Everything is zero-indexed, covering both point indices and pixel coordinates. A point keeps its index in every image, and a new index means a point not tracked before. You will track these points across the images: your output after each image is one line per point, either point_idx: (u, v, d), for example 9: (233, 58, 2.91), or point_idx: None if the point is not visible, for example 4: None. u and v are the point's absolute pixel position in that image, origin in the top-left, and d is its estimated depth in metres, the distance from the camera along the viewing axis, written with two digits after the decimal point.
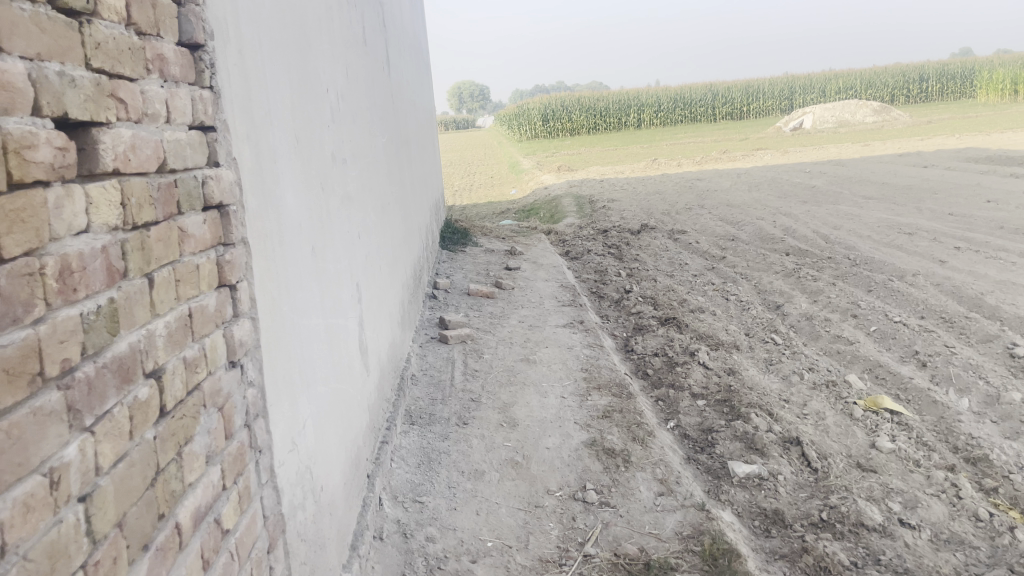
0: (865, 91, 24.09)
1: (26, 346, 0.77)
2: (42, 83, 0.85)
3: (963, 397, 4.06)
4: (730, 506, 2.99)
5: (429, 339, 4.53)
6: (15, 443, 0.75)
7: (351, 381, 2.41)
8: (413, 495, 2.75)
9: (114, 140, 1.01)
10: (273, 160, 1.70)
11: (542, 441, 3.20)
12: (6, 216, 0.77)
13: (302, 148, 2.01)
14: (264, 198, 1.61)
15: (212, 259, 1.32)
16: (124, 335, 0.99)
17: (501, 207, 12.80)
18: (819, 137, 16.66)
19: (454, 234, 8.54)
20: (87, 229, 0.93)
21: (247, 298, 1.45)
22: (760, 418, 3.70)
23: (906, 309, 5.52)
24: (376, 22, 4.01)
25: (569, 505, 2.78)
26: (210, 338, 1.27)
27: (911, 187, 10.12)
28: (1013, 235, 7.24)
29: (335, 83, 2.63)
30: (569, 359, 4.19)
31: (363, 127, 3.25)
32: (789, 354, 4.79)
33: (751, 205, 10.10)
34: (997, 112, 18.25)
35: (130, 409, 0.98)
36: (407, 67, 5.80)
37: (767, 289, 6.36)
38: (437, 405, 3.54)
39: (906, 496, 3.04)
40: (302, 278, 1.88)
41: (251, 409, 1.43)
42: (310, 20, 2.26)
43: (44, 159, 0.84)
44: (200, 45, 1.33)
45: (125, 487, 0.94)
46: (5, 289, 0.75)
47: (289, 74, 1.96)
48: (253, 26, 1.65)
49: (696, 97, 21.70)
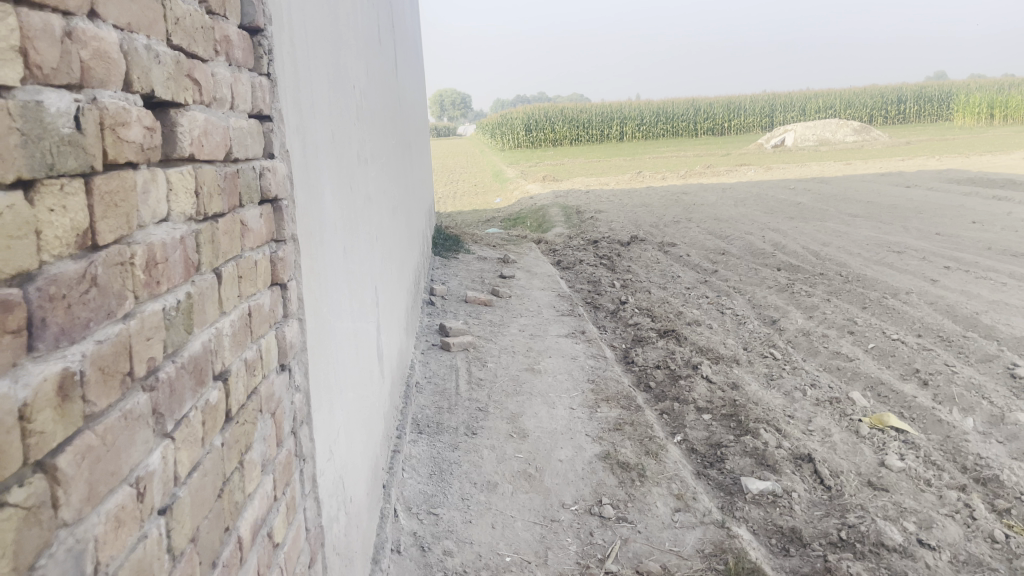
0: (844, 110, 24.34)
1: (119, 343, 0.70)
2: (132, 56, 0.78)
3: (968, 417, 4.04)
4: (745, 523, 2.94)
5: (430, 346, 4.45)
6: (109, 449, 0.67)
7: (371, 388, 2.32)
8: (428, 506, 2.67)
9: (190, 123, 0.94)
10: (315, 155, 1.63)
11: (554, 453, 3.14)
12: (102, 197, 0.69)
13: (336, 145, 1.93)
14: (309, 194, 1.53)
15: (267, 254, 1.24)
16: (197, 334, 0.91)
17: (487, 214, 12.72)
18: (802, 154, 16.77)
19: (445, 240, 8.45)
20: (167, 218, 0.86)
21: (296, 299, 1.38)
22: (769, 433, 3.65)
23: (902, 327, 5.50)
24: (388, 22, 3.93)
25: (585, 520, 2.71)
26: (265, 339, 1.20)
27: (897, 206, 10.18)
28: (1001, 256, 7.28)
29: (359, 81, 2.55)
30: (575, 369, 4.13)
31: (379, 127, 3.17)
32: (789, 369, 4.76)
33: (739, 220, 10.10)
34: (975, 135, 18.49)
35: (203, 413, 0.91)
36: (409, 69, 5.70)
37: (761, 303, 6.34)
38: (444, 414, 3.46)
39: (920, 516, 3.00)
40: (336, 279, 1.81)
41: (298, 415, 1.35)
42: (341, 13, 2.19)
43: (134, 139, 0.77)
44: (260, 29, 1.26)
45: (199, 498, 0.87)
46: (102, 279, 0.68)
47: (327, 68, 1.88)
48: (302, 17, 1.58)
49: (679, 111, 21.80)
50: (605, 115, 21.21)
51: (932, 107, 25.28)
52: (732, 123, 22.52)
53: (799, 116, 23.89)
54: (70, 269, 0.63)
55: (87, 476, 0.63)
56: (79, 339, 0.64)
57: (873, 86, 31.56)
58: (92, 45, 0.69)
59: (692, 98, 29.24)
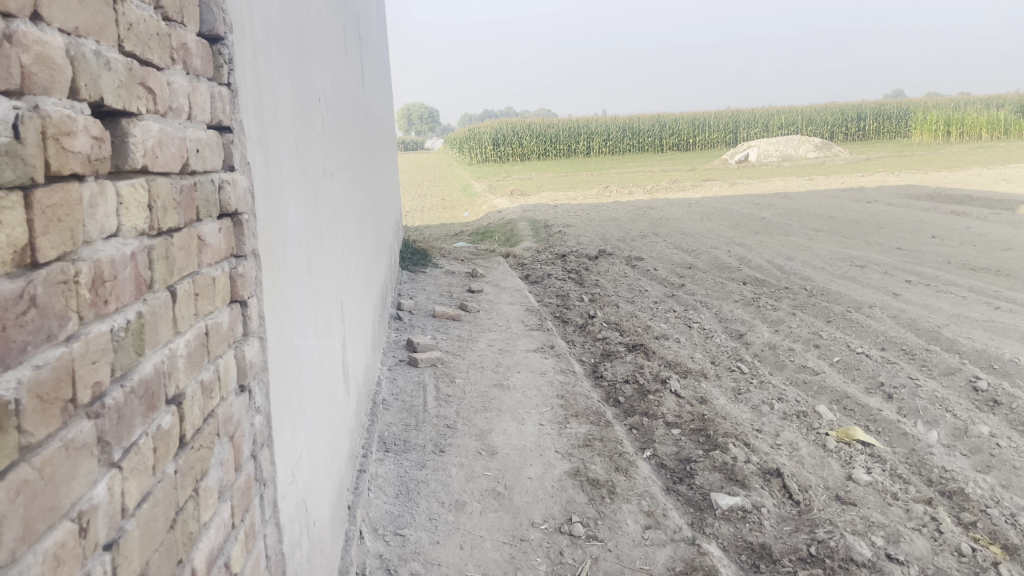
0: (806, 126, 24.76)
1: (60, 367, 0.66)
2: (79, 62, 0.74)
3: (932, 429, 4.07)
4: (715, 539, 2.92)
5: (398, 362, 4.38)
6: (47, 483, 0.62)
7: (337, 406, 2.25)
8: (394, 527, 2.60)
9: (143, 133, 0.90)
10: (278, 168, 1.57)
11: (524, 471, 3.09)
12: (43, 211, 0.65)
13: (300, 158, 1.88)
14: (272, 210, 1.47)
15: (226, 271, 1.19)
16: (148, 356, 0.87)
17: (455, 229, 12.66)
18: (765, 170, 16.98)
19: (413, 255, 8.37)
20: (116, 233, 0.82)
21: (257, 316, 1.32)
22: (738, 448, 3.65)
23: (866, 340, 5.55)
24: (355, 36, 3.89)
25: (555, 539, 2.67)
26: (223, 360, 1.15)
27: (859, 221, 10.32)
28: (961, 270, 7.40)
29: (325, 93, 2.51)
30: (544, 385, 4.11)
31: (345, 140, 3.12)
32: (757, 384, 4.78)
33: (705, 235, 10.18)
34: (933, 151, 18.88)
35: (154, 439, 0.86)
36: (376, 83, 5.62)
37: (728, 317, 6.37)
38: (411, 432, 3.38)
39: (887, 530, 3.01)
40: (302, 295, 1.75)
41: (258, 437, 1.30)
42: (306, 22, 2.15)
43: (81, 150, 0.73)
44: (220, 37, 1.21)
45: (149, 531, 0.83)
46: (42, 299, 0.63)
47: (291, 78, 1.84)
48: (264, 27, 1.53)
49: (645, 127, 22.00)
50: (572, 132, 21.32)
51: (891, 123, 25.72)
52: (696, 139, 22.79)
53: (762, 132, 24.22)
54: (6, 288, 0.59)
55: (23, 513, 0.58)
56: (13, 365, 0.59)
57: (835, 103, 32.02)
58: (35, 48, 0.65)
59: (657, 114, 29.47)
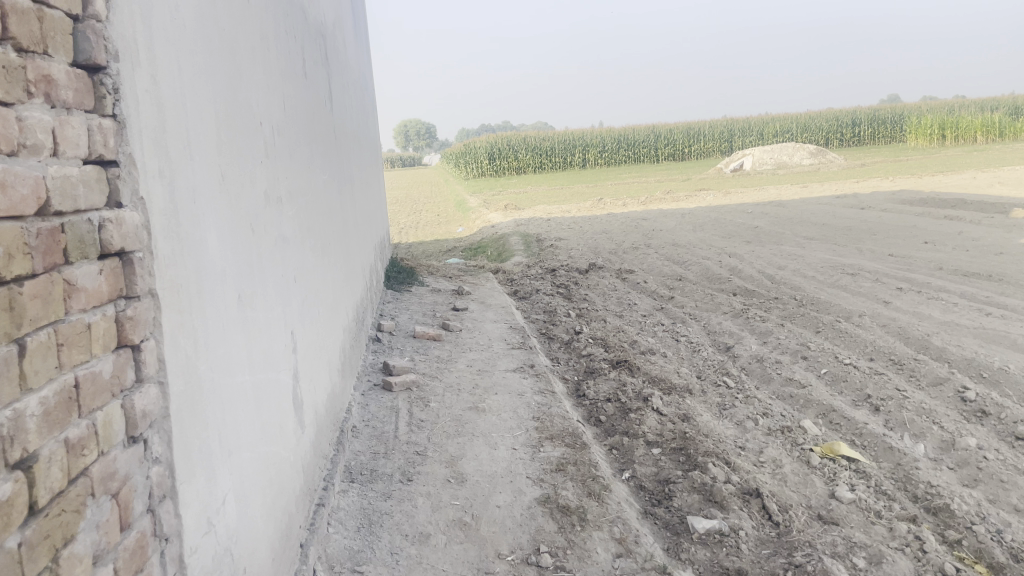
0: (801, 134, 24.69)
1: None
2: None
3: (919, 443, 3.98)
4: (690, 565, 2.82)
5: (372, 387, 4.30)
6: None
7: (284, 443, 2.17)
8: (352, 563, 2.51)
9: None
10: (192, 200, 1.50)
11: (492, 499, 3.00)
12: None
13: (229, 187, 1.81)
14: (180, 244, 1.39)
15: (110, 314, 1.11)
16: None
17: (447, 245, 12.57)
18: (759, 179, 16.90)
19: (399, 274, 8.29)
20: None
21: (154, 360, 1.24)
22: (717, 467, 3.54)
23: (855, 351, 5.45)
24: (318, 54, 3.82)
25: (521, 570, 2.57)
26: (103, 413, 1.07)
27: (852, 227, 10.22)
28: (953, 276, 7.31)
29: (271, 116, 2.43)
30: (521, 407, 4.01)
31: (303, 163, 3.05)
32: (742, 398, 4.69)
33: (697, 245, 10.08)
34: (927, 155, 18.79)
35: None
36: (353, 104, 5.55)
37: (716, 330, 6.28)
38: (379, 460, 3.30)
39: (870, 550, 2.91)
40: (227, 330, 1.67)
41: (156, 490, 1.21)
42: (243, 46, 2.08)
43: None
44: (101, 66, 1.12)
45: None
46: None
47: (216, 102, 1.77)
48: (173, 52, 1.45)
49: (640, 138, 21.96)
50: (567, 144, 21.27)
51: (886, 128, 25.64)
52: (691, 149, 22.75)
53: (757, 141, 24.13)
54: None
55: None
56: None
57: (830, 110, 31.98)
58: None
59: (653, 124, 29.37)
